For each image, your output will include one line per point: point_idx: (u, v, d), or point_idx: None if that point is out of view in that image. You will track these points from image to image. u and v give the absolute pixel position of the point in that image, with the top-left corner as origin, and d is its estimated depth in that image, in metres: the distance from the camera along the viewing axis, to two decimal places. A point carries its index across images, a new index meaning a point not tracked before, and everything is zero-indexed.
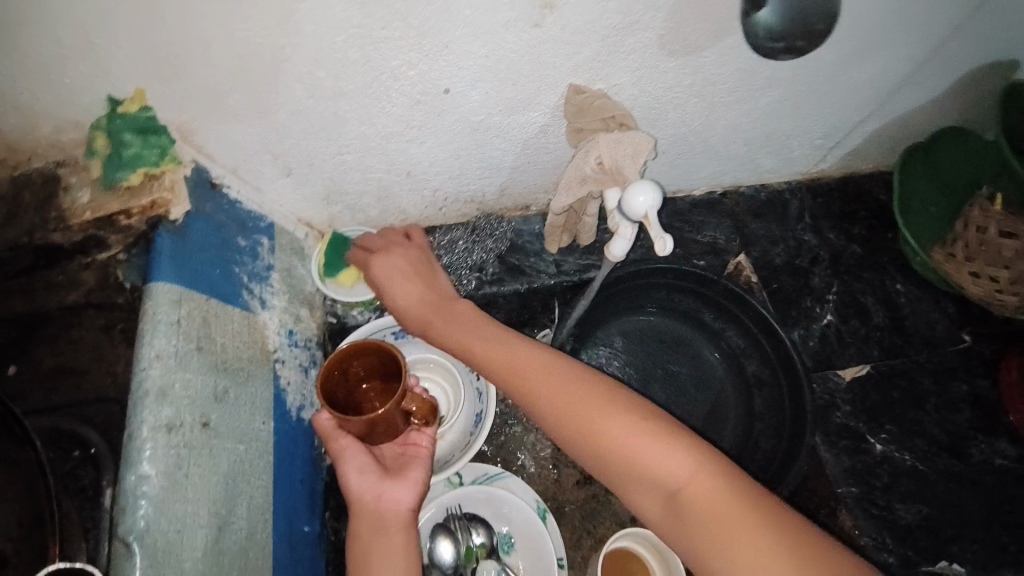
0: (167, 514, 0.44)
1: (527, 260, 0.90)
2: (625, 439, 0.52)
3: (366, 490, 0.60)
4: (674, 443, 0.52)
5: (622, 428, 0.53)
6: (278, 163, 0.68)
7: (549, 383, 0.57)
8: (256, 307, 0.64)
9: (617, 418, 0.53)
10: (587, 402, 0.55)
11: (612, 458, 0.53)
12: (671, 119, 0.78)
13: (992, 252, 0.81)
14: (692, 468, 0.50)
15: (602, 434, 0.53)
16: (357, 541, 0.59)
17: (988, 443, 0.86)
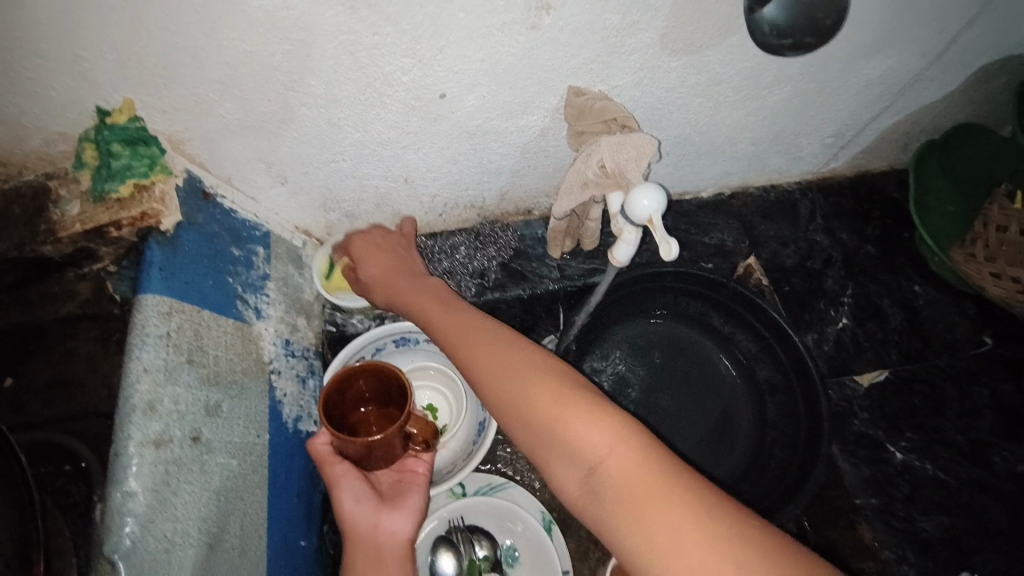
0: (155, 533, 0.42)
1: (529, 265, 0.88)
2: (552, 411, 0.48)
3: (363, 522, 0.58)
4: (606, 417, 0.47)
5: (549, 400, 0.49)
6: (272, 171, 0.67)
7: (486, 355, 0.54)
8: (251, 317, 0.62)
9: (548, 392, 0.49)
10: (514, 374, 0.52)
11: (537, 432, 0.49)
12: (675, 120, 0.76)
13: (1015, 251, 0.78)
14: (621, 447, 0.45)
15: (528, 406, 0.49)
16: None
17: (1013, 451, 0.83)
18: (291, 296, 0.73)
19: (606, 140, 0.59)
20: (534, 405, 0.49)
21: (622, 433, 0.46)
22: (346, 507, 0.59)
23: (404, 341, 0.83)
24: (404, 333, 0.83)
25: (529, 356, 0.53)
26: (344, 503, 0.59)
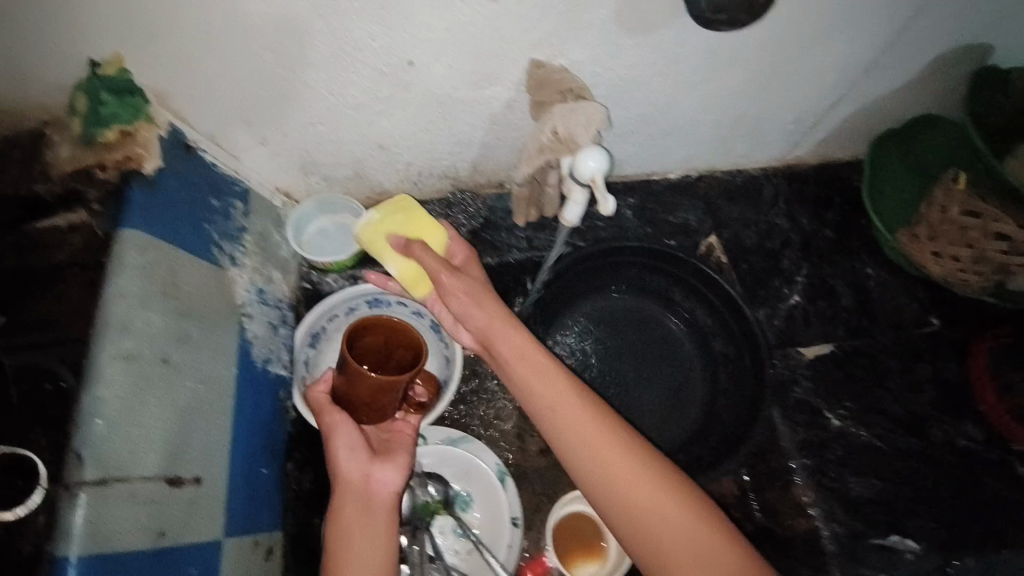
0: (121, 433, 0.49)
1: (498, 235, 0.93)
2: (625, 475, 0.61)
3: (356, 471, 0.66)
4: (669, 478, 0.62)
5: (623, 460, 0.62)
6: (253, 131, 0.72)
7: (564, 409, 0.65)
8: (226, 264, 0.68)
9: (625, 454, 0.62)
10: (592, 430, 0.64)
11: (611, 485, 0.62)
12: (638, 98, 0.80)
13: (955, 233, 0.81)
14: (682, 505, 0.60)
15: (608, 466, 0.62)
16: (341, 516, 0.63)
17: (950, 425, 0.88)
18: (272, 257, 0.78)
19: (560, 109, 0.67)
20: (610, 462, 0.62)
21: (680, 489, 0.61)
22: (342, 459, 0.67)
23: (377, 302, 0.88)
24: (375, 294, 0.87)
25: (595, 408, 0.65)
26: (338, 453, 0.67)
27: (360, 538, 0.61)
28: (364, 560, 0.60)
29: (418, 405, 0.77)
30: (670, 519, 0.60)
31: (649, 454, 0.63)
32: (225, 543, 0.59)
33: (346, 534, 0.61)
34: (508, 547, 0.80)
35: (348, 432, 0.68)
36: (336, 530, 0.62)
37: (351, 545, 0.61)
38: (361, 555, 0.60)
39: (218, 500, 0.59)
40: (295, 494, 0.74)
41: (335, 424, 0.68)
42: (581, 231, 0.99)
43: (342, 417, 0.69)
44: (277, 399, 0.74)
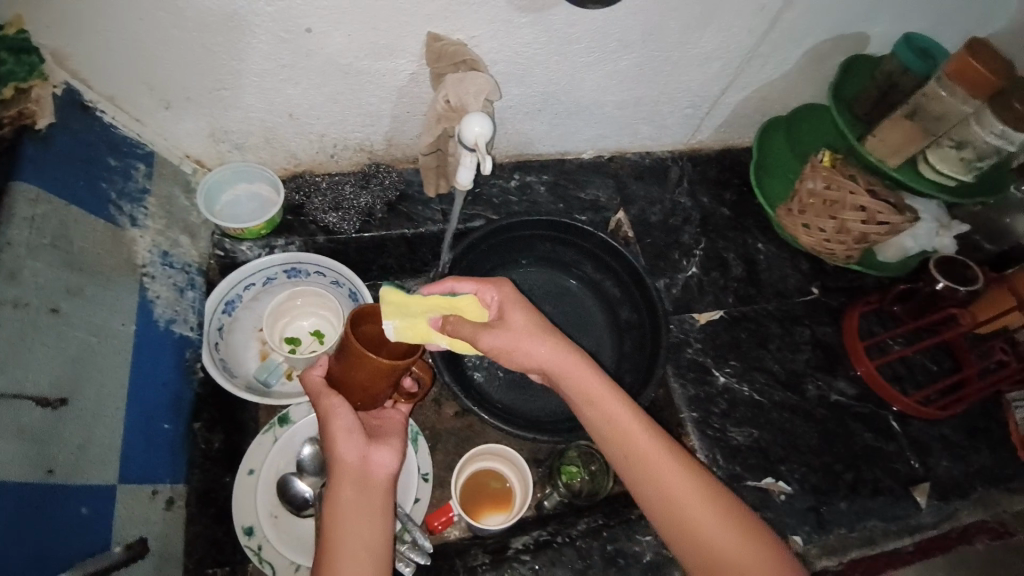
0: (4, 375, 0.52)
1: (414, 208, 0.95)
2: (666, 472, 0.61)
3: (355, 456, 0.65)
4: (702, 477, 0.62)
5: (659, 455, 0.62)
6: (156, 95, 0.73)
7: (600, 405, 0.64)
8: (125, 223, 0.69)
9: (659, 449, 0.62)
10: (629, 425, 0.63)
11: (653, 481, 0.61)
12: (539, 76, 0.86)
13: (819, 206, 0.90)
14: (717, 507, 0.60)
15: (647, 462, 0.62)
16: (340, 499, 0.62)
17: (826, 381, 0.96)
18: (175, 217, 0.78)
19: (449, 78, 0.72)
20: (650, 458, 0.62)
21: (711, 486, 0.62)
22: (341, 443, 0.65)
23: (295, 272, 0.90)
24: (293, 264, 0.89)
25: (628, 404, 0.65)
26: (337, 437, 0.66)
27: (360, 518, 0.62)
28: (364, 538, 0.61)
29: (407, 393, 0.74)
30: (708, 522, 0.59)
31: (680, 452, 0.63)
32: (119, 489, 0.61)
33: (347, 514, 0.62)
34: (417, 501, 0.83)
35: (346, 416, 0.67)
36: (335, 510, 0.62)
37: (353, 525, 0.61)
38: (362, 534, 0.61)
39: (115, 447, 0.61)
40: (204, 453, 0.75)
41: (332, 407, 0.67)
42: (496, 204, 1.03)
43: (341, 403, 0.67)
44: (185, 361, 0.76)
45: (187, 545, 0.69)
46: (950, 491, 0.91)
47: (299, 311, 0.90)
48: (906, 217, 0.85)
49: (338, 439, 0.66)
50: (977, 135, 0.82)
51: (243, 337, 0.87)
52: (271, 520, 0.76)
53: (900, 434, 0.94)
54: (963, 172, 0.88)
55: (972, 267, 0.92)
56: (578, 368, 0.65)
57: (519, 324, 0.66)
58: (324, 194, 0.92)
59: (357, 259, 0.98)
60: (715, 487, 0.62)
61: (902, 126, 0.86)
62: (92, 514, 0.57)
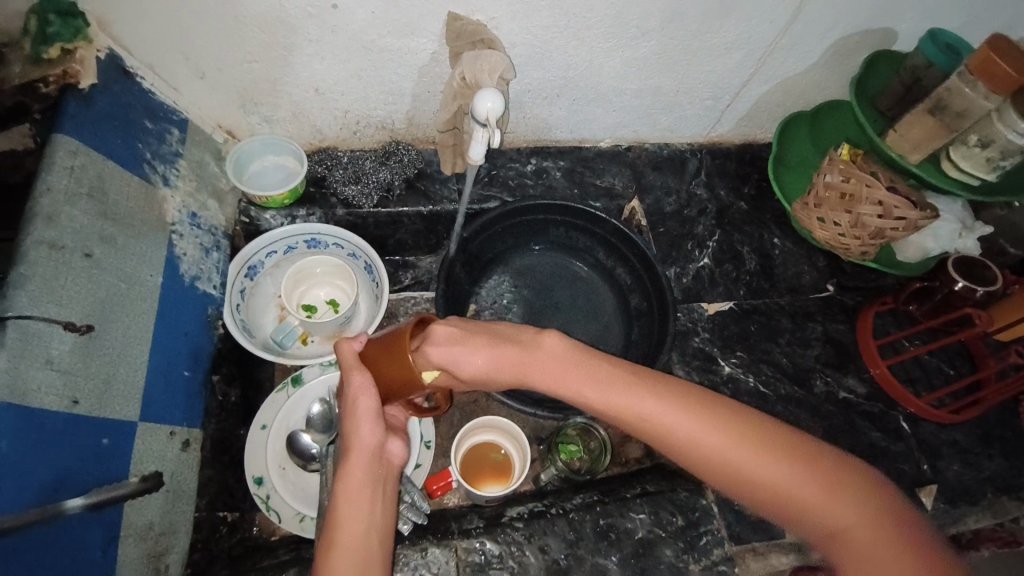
0: (40, 306, 0.56)
1: (432, 186, 0.98)
2: (761, 471, 0.50)
3: (372, 447, 0.57)
4: (816, 464, 0.50)
5: (745, 456, 0.50)
6: (191, 64, 0.78)
7: (636, 407, 0.53)
8: (157, 182, 0.75)
9: (744, 449, 0.50)
10: (681, 431, 0.52)
11: (748, 487, 0.50)
12: (557, 60, 0.88)
13: (834, 199, 0.90)
14: (846, 498, 0.48)
15: (734, 467, 0.51)
16: (346, 486, 0.55)
17: (835, 377, 0.95)
18: (204, 180, 0.84)
19: (465, 56, 0.75)
20: (733, 463, 0.50)
21: (827, 474, 0.49)
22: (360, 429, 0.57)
23: (314, 242, 0.94)
24: (313, 234, 0.93)
25: (666, 388, 0.54)
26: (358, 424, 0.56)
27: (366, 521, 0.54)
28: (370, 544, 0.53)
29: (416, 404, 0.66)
30: (832, 518, 0.48)
31: (779, 441, 0.51)
32: (139, 425, 0.65)
33: (356, 513, 0.54)
34: (417, 466, 0.86)
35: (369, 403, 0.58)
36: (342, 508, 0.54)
37: (360, 527, 0.53)
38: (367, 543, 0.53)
39: (137, 387, 0.66)
40: (220, 405, 0.79)
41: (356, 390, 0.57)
42: (512, 187, 1.05)
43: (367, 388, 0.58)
44: (207, 317, 0.81)
45: (200, 487, 0.73)
46: (958, 496, 0.89)
47: (318, 280, 0.94)
48: (924, 213, 0.84)
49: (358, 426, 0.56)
50: (1000, 133, 0.82)
51: (263, 301, 0.91)
52: (279, 471, 0.80)
53: (909, 435, 0.92)
54: (987, 172, 0.89)
55: (993, 269, 0.91)
56: (538, 362, 0.57)
57: (475, 365, 0.57)
58: (345, 168, 0.95)
59: (374, 234, 1.01)
60: (834, 470, 0.50)
61: (923, 121, 0.86)
62: (113, 445, 0.61)
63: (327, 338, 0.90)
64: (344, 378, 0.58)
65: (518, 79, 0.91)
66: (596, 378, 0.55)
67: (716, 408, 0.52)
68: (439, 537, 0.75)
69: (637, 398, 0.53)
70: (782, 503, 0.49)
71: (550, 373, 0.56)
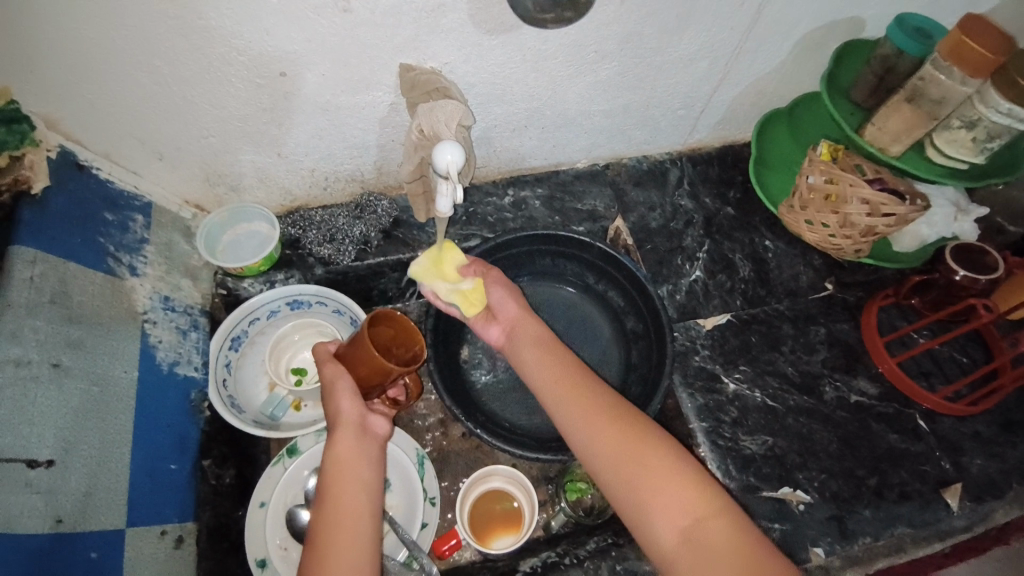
0: (10, 431, 0.55)
1: (410, 233, 0.96)
2: (666, 494, 0.59)
3: (355, 420, 0.66)
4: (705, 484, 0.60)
5: (656, 474, 0.60)
6: (147, 147, 0.77)
7: (609, 434, 0.64)
8: (124, 273, 0.73)
9: (659, 472, 0.60)
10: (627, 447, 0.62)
11: (647, 496, 0.60)
12: (518, 94, 0.86)
13: (819, 200, 0.87)
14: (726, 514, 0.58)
15: (633, 476, 0.61)
16: (335, 452, 0.64)
17: (845, 381, 0.92)
18: (175, 261, 0.83)
19: (420, 106, 0.74)
20: (645, 479, 0.60)
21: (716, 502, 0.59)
22: (341, 406, 0.67)
23: (297, 304, 0.92)
24: (295, 296, 0.91)
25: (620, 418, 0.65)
26: (338, 399, 0.67)
27: (359, 487, 0.63)
28: (359, 516, 0.61)
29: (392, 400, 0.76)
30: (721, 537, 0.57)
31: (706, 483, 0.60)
32: (127, 532, 0.64)
33: (351, 479, 0.63)
34: (423, 527, 0.83)
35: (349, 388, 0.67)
36: (336, 475, 0.63)
37: (354, 492, 0.62)
38: (356, 511, 0.61)
39: (122, 493, 0.64)
40: (214, 488, 0.77)
41: (334, 373, 0.68)
42: (491, 223, 1.03)
43: (342, 372, 0.68)
44: (190, 401, 0.79)
45: None
46: (987, 492, 0.85)
47: (306, 341, 0.92)
48: (914, 206, 0.80)
49: (339, 402, 0.67)
50: (981, 113, 0.79)
51: (251, 372, 0.89)
52: (280, 552, 0.78)
53: (928, 433, 0.88)
54: (975, 154, 0.85)
55: (991, 253, 0.88)
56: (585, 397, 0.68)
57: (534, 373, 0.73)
58: (318, 227, 0.93)
59: (356, 287, 0.99)
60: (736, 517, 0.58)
61: (901, 110, 0.84)
62: (102, 557, 0.60)
63: (321, 402, 0.88)
64: (322, 368, 0.69)
65: (481, 117, 0.89)
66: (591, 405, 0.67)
67: (668, 448, 0.62)
68: None
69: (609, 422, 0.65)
70: (666, 518, 0.58)
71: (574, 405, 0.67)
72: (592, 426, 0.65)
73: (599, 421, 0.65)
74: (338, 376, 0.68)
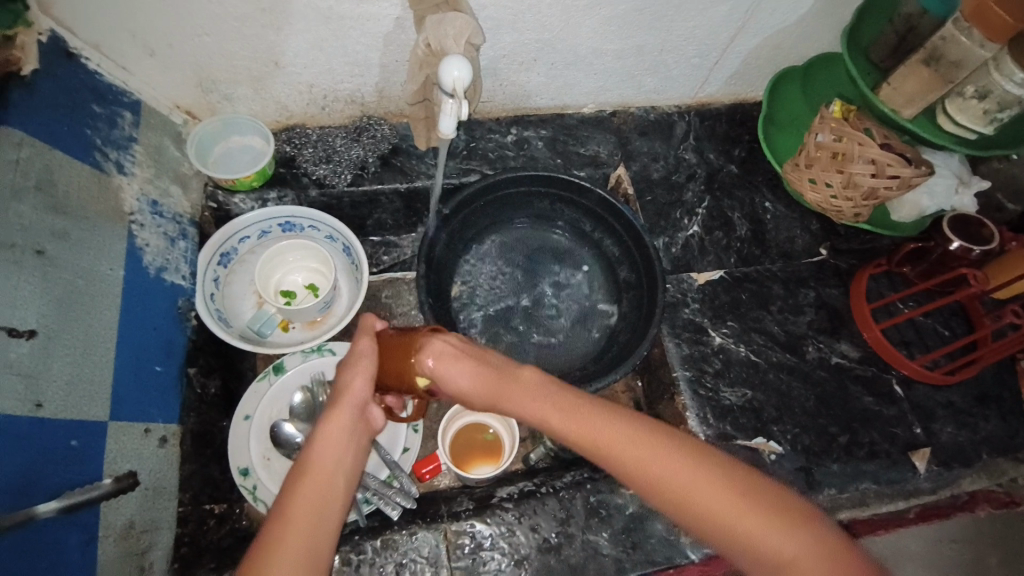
0: None
1: (409, 162, 0.93)
2: (708, 495, 0.50)
3: (360, 404, 0.60)
4: (790, 514, 0.49)
5: (678, 470, 0.51)
6: (139, 41, 0.73)
7: (643, 455, 0.52)
8: (111, 169, 0.72)
9: (688, 469, 0.51)
10: (623, 443, 0.53)
11: (684, 500, 0.50)
12: (531, 23, 0.83)
13: (825, 159, 0.87)
14: (821, 547, 0.47)
15: (655, 479, 0.51)
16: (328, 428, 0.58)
17: (827, 343, 0.93)
18: (165, 167, 0.81)
19: (429, 20, 0.71)
20: (679, 481, 0.51)
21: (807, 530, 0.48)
22: (352, 384, 0.61)
23: (289, 226, 0.90)
24: (287, 217, 0.89)
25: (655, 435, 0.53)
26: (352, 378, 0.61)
27: (338, 471, 0.56)
28: (334, 498, 0.54)
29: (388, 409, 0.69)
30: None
31: (768, 491, 0.50)
32: (110, 425, 0.64)
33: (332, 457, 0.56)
34: (405, 450, 0.85)
35: (366, 368, 0.61)
36: (320, 450, 0.57)
37: (330, 475, 0.56)
38: (332, 494, 0.54)
39: (105, 385, 0.65)
40: (199, 397, 0.78)
41: (357, 351, 0.62)
42: (492, 159, 1.01)
43: (370, 352, 0.62)
44: (179, 309, 0.78)
45: (181, 482, 0.72)
46: (953, 458, 0.88)
47: (297, 263, 0.91)
48: (919, 170, 0.80)
49: (352, 379, 0.61)
50: (996, 82, 0.78)
51: (239, 290, 0.88)
52: (264, 462, 0.79)
53: (902, 397, 0.91)
54: (984, 125, 0.85)
55: (989, 225, 0.89)
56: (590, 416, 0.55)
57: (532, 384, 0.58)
58: (315, 146, 0.91)
59: (350, 214, 0.98)
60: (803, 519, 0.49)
61: (920, 73, 0.82)
62: (83, 446, 0.60)
63: (309, 324, 0.88)
64: (357, 335, 0.63)
65: (489, 43, 0.85)
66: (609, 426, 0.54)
67: (693, 443, 0.53)
68: (428, 522, 0.74)
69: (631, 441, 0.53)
70: (723, 520, 0.49)
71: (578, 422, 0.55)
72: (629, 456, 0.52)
73: (628, 440, 0.53)
74: (361, 353, 0.62)
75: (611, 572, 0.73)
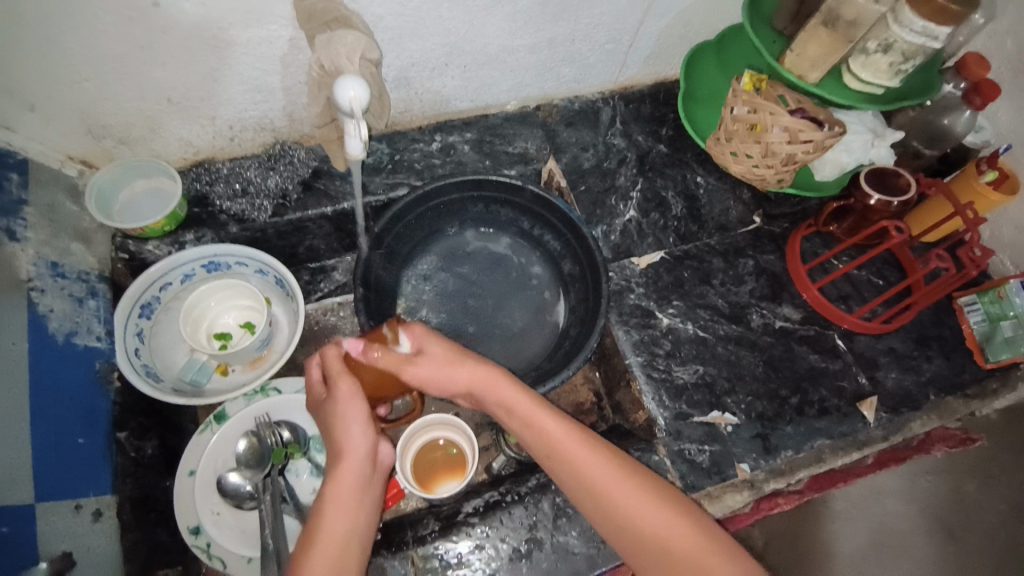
0: None
1: (332, 183, 0.90)
2: (685, 545, 0.57)
3: (364, 451, 0.63)
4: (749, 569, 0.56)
5: (641, 504, 0.60)
6: (15, 97, 0.68)
7: (634, 502, 0.60)
8: (2, 237, 0.67)
9: (666, 515, 0.59)
10: (607, 480, 0.61)
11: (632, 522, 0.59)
12: (433, 27, 0.80)
13: (742, 131, 0.88)
14: None
15: (614, 502, 0.60)
16: (336, 484, 0.61)
17: (770, 309, 0.95)
18: (64, 223, 0.76)
19: (318, 38, 0.68)
20: (634, 508, 0.59)
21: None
22: (351, 436, 0.63)
23: (214, 265, 0.86)
24: (211, 257, 0.85)
25: (647, 484, 0.62)
26: (349, 426, 0.64)
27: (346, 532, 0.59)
28: (348, 555, 0.58)
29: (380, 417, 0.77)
30: None
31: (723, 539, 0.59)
32: (38, 508, 0.62)
33: (345, 515, 0.60)
34: None
35: (361, 420, 0.64)
36: (332, 515, 0.59)
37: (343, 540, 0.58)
38: (345, 556, 0.58)
39: (26, 466, 0.62)
40: (136, 462, 0.74)
41: (346, 397, 0.65)
42: (419, 169, 0.99)
43: (353, 394, 0.65)
44: (97, 373, 0.74)
45: (125, 554, 0.69)
46: (901, 403, 0.92)
47: (228, 303, 0.87)
48: (830, 131, 0.81)
49: (350, 428, 0.63)
50: (897, 35, 0.80)
51: (169, 340, 0.84)
52: (214, 517, 0.76)
53: (846, 351, 0.93)
54: (889, 78, 0.87)
55: (904, 176, 0.91)
56: (601, 467, 0.61)
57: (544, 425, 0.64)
58: (228, 181, 0.87)
59: (280, 244, 0.94)
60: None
61: (818, 36, 0.83)
62: (13, 531, 0.58)
63: (249, 365, 0.85)
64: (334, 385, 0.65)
65: (394, 53, 0.83)
66: (614, 479, 0.61)
67: (674, 501, 0.61)
68: (394, 550, 0.73)
69: (627, 488, 0.60)
70: (638, 530, 0.59)
71: (591, 466, 0.61)
72: (625, 500, 0.60)
73: (625, 488, 0.61)
74: (349, 404, 0.65)
75: (585, 570, 0.72)
